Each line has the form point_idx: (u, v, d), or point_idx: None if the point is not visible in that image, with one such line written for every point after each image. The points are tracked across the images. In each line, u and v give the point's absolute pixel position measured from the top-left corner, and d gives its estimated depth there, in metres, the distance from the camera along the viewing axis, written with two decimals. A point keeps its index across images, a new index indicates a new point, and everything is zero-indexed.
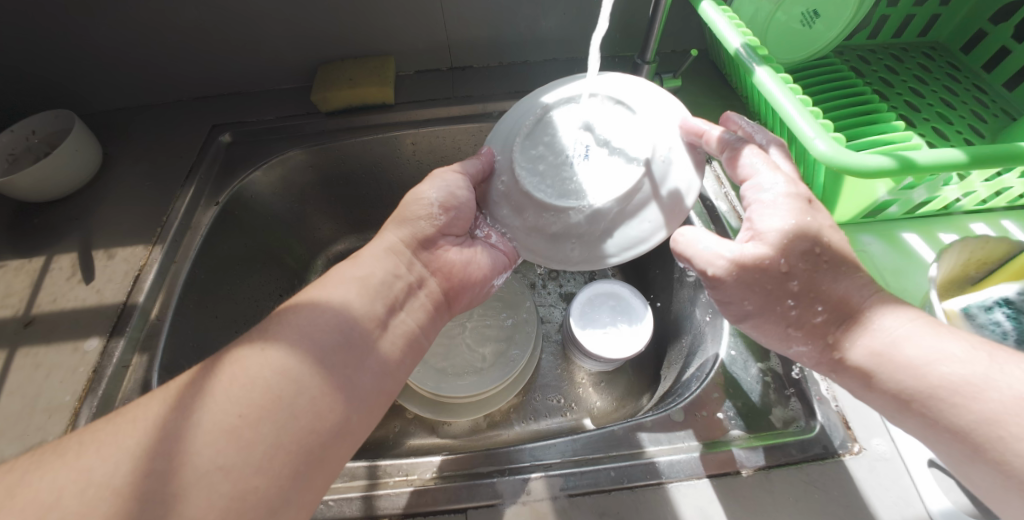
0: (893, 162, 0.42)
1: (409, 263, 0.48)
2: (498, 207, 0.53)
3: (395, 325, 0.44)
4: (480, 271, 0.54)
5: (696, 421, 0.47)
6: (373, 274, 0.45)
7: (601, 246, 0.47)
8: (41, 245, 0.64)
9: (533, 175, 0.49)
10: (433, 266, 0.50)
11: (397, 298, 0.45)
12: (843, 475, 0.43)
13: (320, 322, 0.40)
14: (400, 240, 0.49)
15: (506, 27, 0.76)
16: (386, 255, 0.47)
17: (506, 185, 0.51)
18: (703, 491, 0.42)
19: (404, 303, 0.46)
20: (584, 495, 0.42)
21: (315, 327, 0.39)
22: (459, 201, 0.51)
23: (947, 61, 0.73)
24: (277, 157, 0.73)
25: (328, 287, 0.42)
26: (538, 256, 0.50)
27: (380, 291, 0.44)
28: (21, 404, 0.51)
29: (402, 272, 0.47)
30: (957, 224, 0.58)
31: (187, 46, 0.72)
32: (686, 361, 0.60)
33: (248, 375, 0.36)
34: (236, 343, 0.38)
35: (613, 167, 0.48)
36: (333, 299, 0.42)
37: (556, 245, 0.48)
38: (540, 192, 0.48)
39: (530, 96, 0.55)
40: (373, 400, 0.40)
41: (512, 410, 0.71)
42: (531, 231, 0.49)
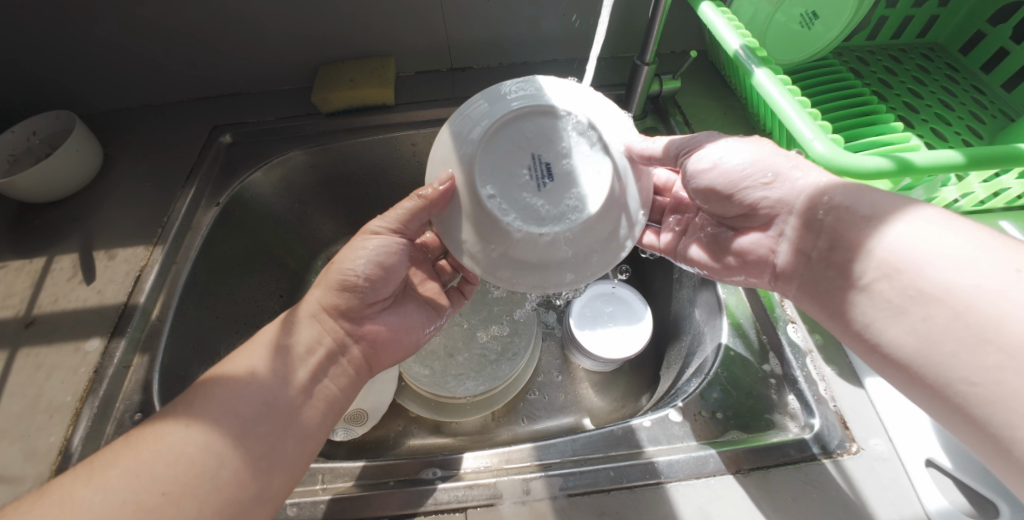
0: (891, 163, 0.42)
1: (330, 328, 0.50)
2: (459, 235, 0.48)
3: (317, 398, 0.47)
4: (404, 332, 0.56)
5: (695, 421, 0.48)
6: (292, 349, 0.47)
7: (589, 264, 0.47)
8: (42, 246, 0.64)
9: (507, 201, 0.46)
10: (357, 333, 0.52)
11: (315, 370, 0.48)
12: (843, 475, 0.43)
13: (242, 398, 0.43)
14: (324, 306, 0.50)
15: (506, 28, 0.76)
16: (308, 323, 0.49)
17: (471, 213, 0.46)
18: (703, 490, 0.42)
19: (322, 378, 0.48)
20: (584, 494, 0.42)
21: (239, 402, 0.42)
22: (385, 272, 0.51)
23: (945, 62, 0.73)
24: (278, 158, 0.73)
25: (252, 356, 0.45)
26: (520, 284, 0.47)
27: (301, 361, 0.47)
28: (22, 404, 0.52)
29: (319, 341, 0.49)
30: None
31: (188, 47, 0.73)
32: (685, 362, 0.60)
33: (171, 447, 0.39)
34: (157, 418, 0.41)
35: (584, 185, 0.46)
36: (256, 374, 0.44)
37: (544, 271, 0.47)
38: (522, 221, 0.45)
39: (464, 111, 0.48)
40: (295, 464, 0.43)
41: (512, 410, 0.71)
42: (494, 261, 0.46)
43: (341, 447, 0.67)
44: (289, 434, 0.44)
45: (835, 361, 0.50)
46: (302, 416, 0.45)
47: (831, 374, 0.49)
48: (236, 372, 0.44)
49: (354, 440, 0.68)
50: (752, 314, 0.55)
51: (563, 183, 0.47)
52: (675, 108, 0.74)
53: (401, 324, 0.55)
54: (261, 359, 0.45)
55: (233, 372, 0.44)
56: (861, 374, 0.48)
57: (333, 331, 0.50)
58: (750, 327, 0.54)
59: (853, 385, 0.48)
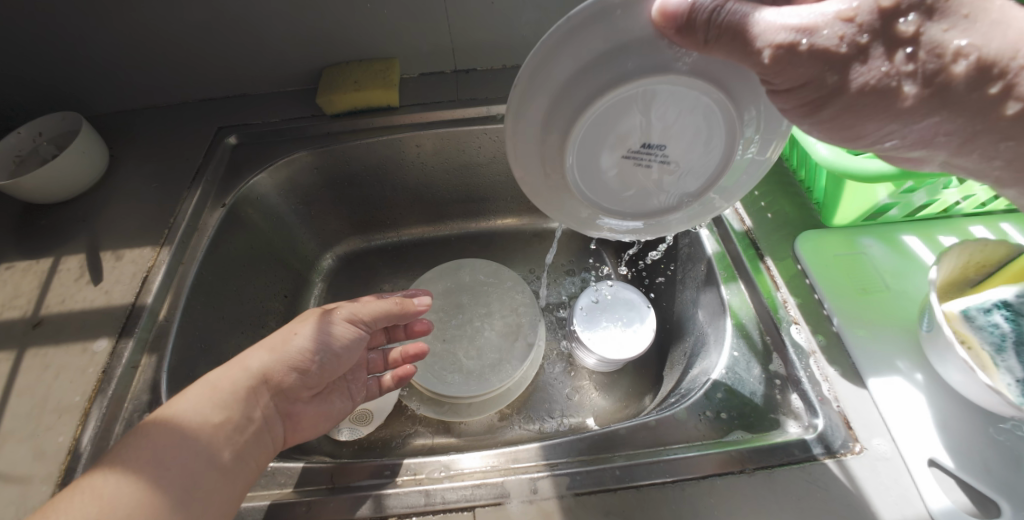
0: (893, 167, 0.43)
1: (269, 401, 0.48)
2: (582, 206, 0.52)
3: (252, 450, 0.45)
4: (326, 421, 0.54)
5: (699, 421, 0.48)
6: (233, 404, 0.45)
7: (709, 169, 0.47)
8: (49, 246, 0.65)
9: (620, 173, 0.47)
10: (289, 410, 0.49)
11: (251, 433, 0.45)
12: (846, 475, 0.43)
13: (176, 441, 0.41)
14: (265, 377, 0.48)
15: (510, 30, 0.77)
16: (245, 391, 0.46)
17: (587, 191, 0.49)
18: (708, 489, 0.43)
19: (258, 437, 0.46)
20: (591, 493, 0.43)
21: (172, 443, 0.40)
22: (337, 351, 0.52)
23: None
24: (283, 159, 0.74)
25: (188, 408, 0.43)
26: (664, 209, 0.52)
27: (234, 428, 0.44)
28: (30, 404, 0.52)
29: (258, 416, 0.46)
30: (958, 226, 0.59)
31: (193, 49, 0.73)
32: (689, 363, 0.61)
33: (95, 492, 0.37)
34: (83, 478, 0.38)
35: (678, 131, 0.43)
36: (192, 421, 0.42)
37: (672, 190, 0.50)
38: (638, 186, 0.48)
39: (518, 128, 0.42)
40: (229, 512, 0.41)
41: (516, 411, 0.72)
42: (624, 207, 0.52)
43: (346, 447, 0.67)
44: (221, 484, 0.41)
45: (838, 361, 0.50)
46: (236, 469, 0.43)
47: (833, 374, 0.49)
48: (172, 418, 0.42)
49: (359, 440, 0.68)
50: (755, 315, 0.55)
51: (668, 154, 0.46)
52: None
53: (326, 413, 0.54)
54: (199, 405, 0.43)
55: (170, 414, 0.42)
56: (863, 374, 0.49)
57: (269, 404, 0.48)
58: (754, 327, 0.54)
59: (856, 385, 0.48)
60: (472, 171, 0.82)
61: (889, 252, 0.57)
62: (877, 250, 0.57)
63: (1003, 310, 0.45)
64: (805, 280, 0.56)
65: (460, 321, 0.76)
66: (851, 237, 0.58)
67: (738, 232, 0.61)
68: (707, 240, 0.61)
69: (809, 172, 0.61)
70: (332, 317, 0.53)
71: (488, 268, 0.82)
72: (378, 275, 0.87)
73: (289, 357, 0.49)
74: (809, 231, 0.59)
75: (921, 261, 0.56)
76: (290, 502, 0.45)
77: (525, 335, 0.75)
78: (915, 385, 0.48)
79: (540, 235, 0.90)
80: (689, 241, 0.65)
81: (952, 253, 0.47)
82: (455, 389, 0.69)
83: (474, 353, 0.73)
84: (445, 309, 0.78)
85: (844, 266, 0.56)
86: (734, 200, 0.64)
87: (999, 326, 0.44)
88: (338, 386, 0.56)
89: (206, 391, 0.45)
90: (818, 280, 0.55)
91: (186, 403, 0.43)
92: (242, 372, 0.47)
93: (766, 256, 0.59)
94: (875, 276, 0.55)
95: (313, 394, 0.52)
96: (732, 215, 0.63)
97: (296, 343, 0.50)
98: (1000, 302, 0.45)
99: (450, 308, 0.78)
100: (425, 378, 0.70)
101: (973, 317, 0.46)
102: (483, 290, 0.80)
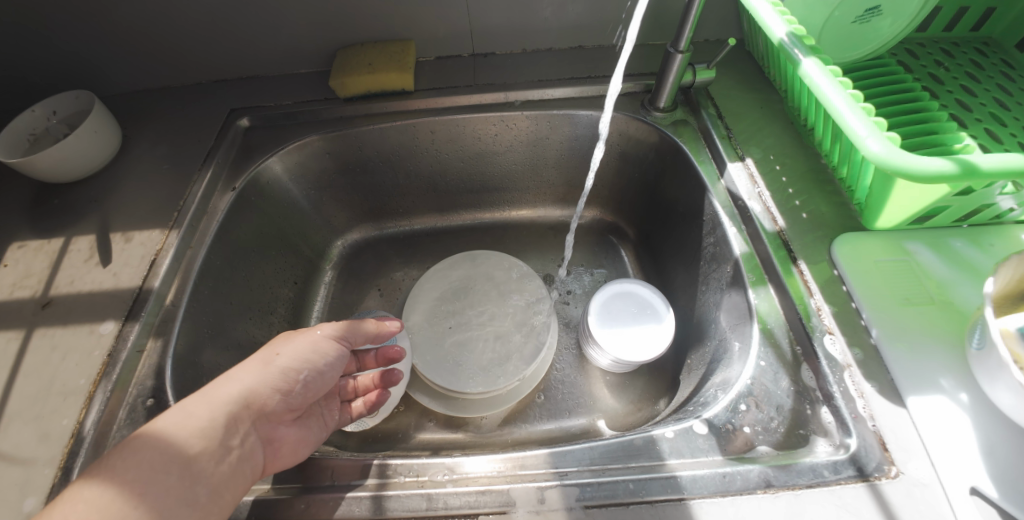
0: (954, 166, 0.39)
1: (251, 423, 0.45)
2: None
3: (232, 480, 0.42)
4: (306, 448, 0.49)
5: (721, 434, 0.45)
6: (213, 430, 0.43)
7: None
8: (61, 226, 0.64)
9: None
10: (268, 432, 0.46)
11: (231, 459, 0.42)
12: (882, 500, 0.40)
13: (152, 466, 0.38)
14: (249, 394, 0.46)
15: (532, 12, 0.73)
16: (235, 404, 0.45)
17: None
18: (727, 509, 0.40)
19: (238, 465, 0.43)
20: (602, 507, 0.41)
21: (146, 470, 0.38)
22: (316, 368, 0.51)
23: (1001, 58, 0.68)
24: (294, 143, 0.72)
25: (175, 423, 0.41)
26: None
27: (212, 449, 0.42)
28: (38, 385, 0.52)
29: (239, 440, 0.44)
30: (1010, 234, 0.54)
31: (205, 29, 0.71)
32: (709, 369, 0.58)
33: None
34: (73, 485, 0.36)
35: None
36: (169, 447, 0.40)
37: None
38: None
39: None
40: None
41: (525, 409, 0.70)
42: None
43: (351, 438, 0.66)
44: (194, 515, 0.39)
45: (875, 376, 0.46)
46: (213, 498, 0.40)
47: (870, 390, 0.45)
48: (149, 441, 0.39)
49: (364, 432, 0.67)
50: (785, 322, 0.51)
51: None
52: (707, 101, 0.71)
53: (305, 439, 0.49)
54: (179, 428, 0.41)
55: (149, 435, 0.40)
56: (903, 392, 0.45)
57: (252, 426, 0.45)
58: (782, 335, 0.51)
59: (894, 403, 0.45)
60: (487, 160, 0.80)
61: (936, 260, 0.52)
62: (924, 257, 0.53)
63: None
64: (841, 286, 0.52)
65: (465, 315, 0.74)
66: (894, 242, 0.54)
67: (769, 232, 0.57)
68: (734, 239, 0.58)
69: (851, 170, 0.55)
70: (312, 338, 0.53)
71: (499, 260, 0.80)
72: (389, 264, 0.86)
73: (274, 377, 0.48)
74: (848, 233, 0.55)
75: (973, 271, 0.51)
76: (287, 499, 0.44)
77: (537, 331, 0.72)
78: (960, 406, 0.43)
79: (555, 228, 0.87)
80: (715, 239, 0.61)
81: (1010, 262, 0.43)
82: (460, 386, 0.67)
83: (483, 348, 0.71)
84: (455, 301, 0.76)
85: (886, 273, 0.52)
86: (765, 198, 0.60)
87: None
88: (313, 411, 0.53)
89: (187, 413, 0.43)
90: (855, 287, 0.51)
91: (168, 425, 0.41)
92: (226, 394, 0.45)
93: (798, 259, 0.55)
94: (920, 285, 0.51)
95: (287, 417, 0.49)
96: (763, 214, 0.59)
97: (281, 363, 0.49)
98: None
99: (460, 301, 0.76)
100: (432, 371, 0.68)
101: None
102: (493, 284, 0.78)
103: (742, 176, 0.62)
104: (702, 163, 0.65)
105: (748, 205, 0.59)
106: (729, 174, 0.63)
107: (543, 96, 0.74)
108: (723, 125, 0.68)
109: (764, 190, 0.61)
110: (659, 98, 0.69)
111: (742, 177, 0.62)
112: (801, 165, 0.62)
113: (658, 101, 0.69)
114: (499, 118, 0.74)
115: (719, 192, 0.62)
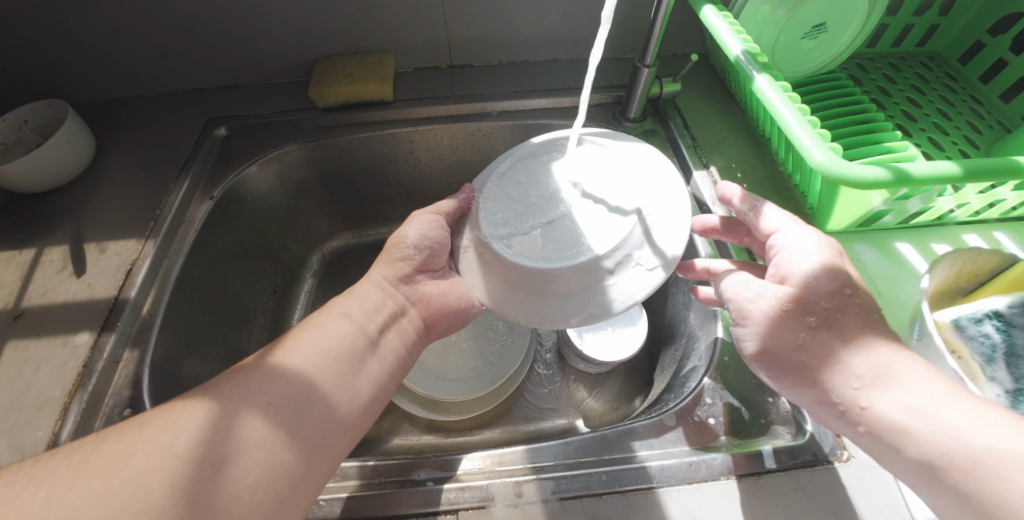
0: (887, 174, 0.43)
1: (361, 368, 0.46)
2: None
3: (319, 465, 0.40)
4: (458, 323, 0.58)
5: (687, 425, 0.48)
6: (361, 310, 0.49)
7: None
8: (31, 237, 0.63)
9: None
10: (412, 298, 0.54)
11: (316, 441, 0.40)
12: (834, 482, 0.43)
13: (322, 349, 0.44)
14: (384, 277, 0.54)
15: (507, 26, 0.76)
16: (374, 288, 0.52)
17: None
18: (693, 495, 0.43)
19: (326, 449, 0.41)
20: (576, 499, 0.43)
21: (318, 355, 0.44)
22: (433, 241, 0.55)
23: (945, 71, 0.74)
24: (274, 153, 0.72)
25: (331, 317, 0.48)
26: None
27: (370, 314, 0.50)
28: (10, 397, 0.51)
29: (341, 411, 0.43)
30: (950, 234, 0.59)
31: (182, 40, 0.72)
32: (680, 365, 0.61)
33: (143, 437, 0.36)
34: (252, 368, 0.42)
35: None
36: (246, 421, 0.38)
37: None
38: None
39: None
40: (353, 425, 0.43)
41: (504, 411, 0.71)
42: None
43: None
44: (308, 459, 0.40)
45: None
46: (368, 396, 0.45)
47: None
48: (217, 408, 0.39)
49: None
50: None
51: None
52: (674, 111, 0.74)
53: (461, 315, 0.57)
54: (337, 324, 0.47)
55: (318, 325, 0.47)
56: None
57: (383, 302, 0.52)
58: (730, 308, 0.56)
59: None
60: (466, 167, 0.82)
61: (881, 260, 0.57)
62: (871, 257, 0.57)
63: (994, 320, 0.44)
64: None
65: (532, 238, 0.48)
66: (844, 244, 0.58)
67: None
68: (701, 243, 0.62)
69: (804, 177, 0.59)
70: (433, 211, 0.57)
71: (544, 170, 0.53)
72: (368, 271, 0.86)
73: (391, 252, 0.56)
74: None
75: (913, 269, 0.56)
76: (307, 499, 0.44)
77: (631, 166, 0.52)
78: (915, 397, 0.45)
79: None
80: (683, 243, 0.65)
81: (944, 262, 0.46)
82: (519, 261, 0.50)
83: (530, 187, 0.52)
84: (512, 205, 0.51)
85: None
86: None
87: (990, 336, 0.43)
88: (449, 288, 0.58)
89: (315, 341, 0.45)
90: None
91: (327, 317, 0.48)
92: (367, 283, 0.53)
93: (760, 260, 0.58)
94: (867, 282, 0.55)
95: (427, 283, 0.56)
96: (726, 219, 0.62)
97: (399, 240, 0.55)
98: (992, 312, 0.44)
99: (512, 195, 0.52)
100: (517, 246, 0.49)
101: (963, 327, 0.44)
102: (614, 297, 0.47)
103: (707, 184, 0.66)
104: None
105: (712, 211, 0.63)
106: (695, 182, 0.66)
107: (518, 106, 0.77)
108: (689, 134, 0.71)
109: None
110: (629, 108, 0.72)
111: (707, 184, 0.65)
112: (760, 173, 0.66)
113: (628, 112, 0.72)
114: (476, 128, 0.76)
115: None
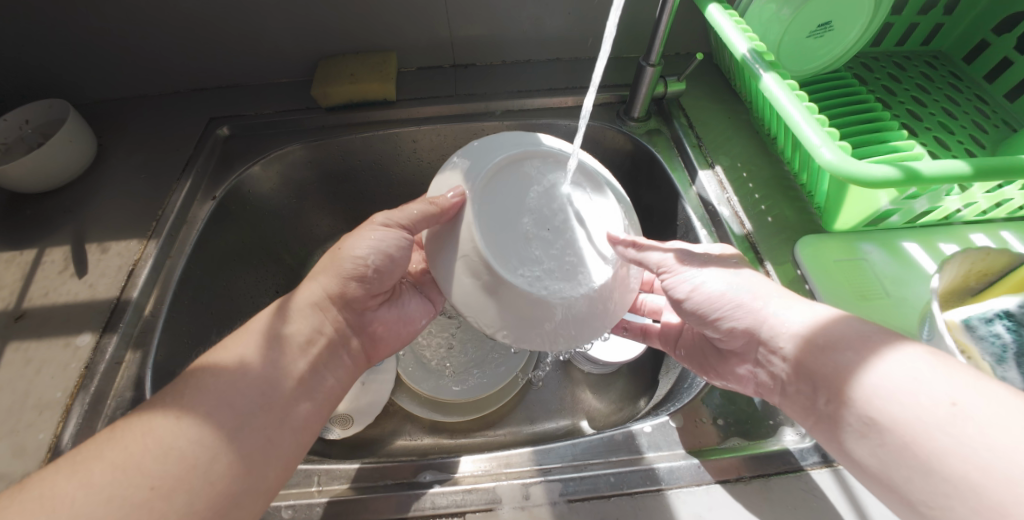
0: (897, 172, 0.42)
1: (299, 392, 0.44)
2: None
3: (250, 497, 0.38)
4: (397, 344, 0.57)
5: (694, 426, 0.48)
6: (301, 333, 0.46)
7: None
8: (32, 237, 0.63)
9: None
10: (357, 322, 0.51)
11: (245, 473, 0.38)
12: (845, 483, 0.43)
13: (251, 374, 0.41)
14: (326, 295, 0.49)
15: (510, 25, 0.75)
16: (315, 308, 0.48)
17: None
18: (702, 497, 0.43)
19: (257, 479, 0.39)
20: (584, 500, 0.42)
21: (244, 381, 0.41)
22: (390, 259, 0.50)
23: (950, 70, 0.74)
24: (276, 153, 0.72)
25: (261, 338, 0.44)
26: None
27: (309, 339, 0.46)
28: (11, 399, 0.51)
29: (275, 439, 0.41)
30: (957, 234, 0.58)
31: (184, 39, 0.72)
32: (686, 366, 0.60)
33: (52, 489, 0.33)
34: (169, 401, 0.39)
35: None
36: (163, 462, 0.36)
37: None
38: None
39: None
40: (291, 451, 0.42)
41: (508, 412, 0.71)
42: None
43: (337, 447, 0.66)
44: (238, 492, 0.38)
45: None
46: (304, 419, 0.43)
47: None
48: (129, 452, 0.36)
49: (349, 439, 0.66)
50: None
51: None
52: (679, 111, 0.74)
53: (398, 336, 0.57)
54: (268, 346, 0.44)
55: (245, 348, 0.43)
56: None
57: (325, 324, 0.48)
58: None
59: None
60: None
61: (889, 260, 0.56)
62: (878, 256, 0.57)
63: (1004, 320, 0.43)
64: (804, 285, 0.56)
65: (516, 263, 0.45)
66: (851, 244, 0.58)
67: (737, 235, 0.60)
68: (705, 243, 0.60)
69: (810, 176, 0.59)
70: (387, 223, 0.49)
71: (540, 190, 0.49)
72: None
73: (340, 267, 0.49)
74: (810, 235, 0.59)
75: (920, 268, 0.55)
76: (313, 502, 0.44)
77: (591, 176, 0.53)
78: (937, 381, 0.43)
79: None
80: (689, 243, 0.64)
81: (953, 262, 0.46)
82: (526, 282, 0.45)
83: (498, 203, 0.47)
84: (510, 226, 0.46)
85: (845, 272, 0.55)
86: (733, 203, 0.63)
87: (1001, 336, 0.42)
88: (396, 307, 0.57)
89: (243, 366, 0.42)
90: (817, 286, 0.54)
91: (254, 337, 0.44)
92: (307, 300, 0.48)
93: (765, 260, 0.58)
94: (875, 283, 0.55)
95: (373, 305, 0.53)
96: (731, 218, 0.62)
97: (348, 254, 0.48)
98: (1002, 311, 0.43)
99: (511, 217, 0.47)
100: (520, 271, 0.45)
101: (974, 327, 0.44)
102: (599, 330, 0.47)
103: (712, 183, 0.65)
104: (675, 170, 0.68)
105: (718, 210, 0.62)
106: (700, 182, 0.66)
107: (522, 106, 0.76)
108: (694, 134, 0.71)
109: (732, 196, 0.64)
110: (634, 108, 0.71)
111: (712, 183, 0.65)
112: (765, 172, 0.66)
113: (633, 111, 0.72)
114: (480, 127, 0.76)
115: (691, 197, 0.65)
